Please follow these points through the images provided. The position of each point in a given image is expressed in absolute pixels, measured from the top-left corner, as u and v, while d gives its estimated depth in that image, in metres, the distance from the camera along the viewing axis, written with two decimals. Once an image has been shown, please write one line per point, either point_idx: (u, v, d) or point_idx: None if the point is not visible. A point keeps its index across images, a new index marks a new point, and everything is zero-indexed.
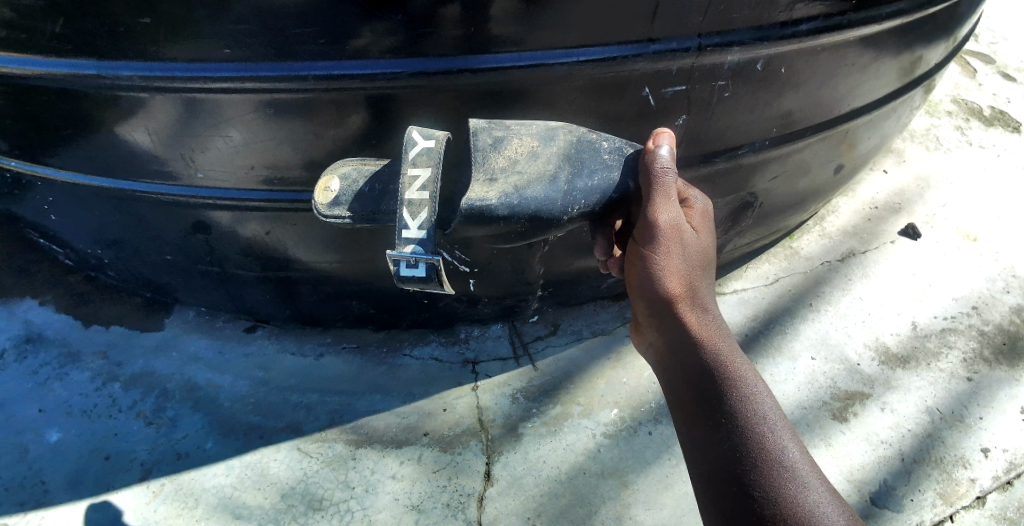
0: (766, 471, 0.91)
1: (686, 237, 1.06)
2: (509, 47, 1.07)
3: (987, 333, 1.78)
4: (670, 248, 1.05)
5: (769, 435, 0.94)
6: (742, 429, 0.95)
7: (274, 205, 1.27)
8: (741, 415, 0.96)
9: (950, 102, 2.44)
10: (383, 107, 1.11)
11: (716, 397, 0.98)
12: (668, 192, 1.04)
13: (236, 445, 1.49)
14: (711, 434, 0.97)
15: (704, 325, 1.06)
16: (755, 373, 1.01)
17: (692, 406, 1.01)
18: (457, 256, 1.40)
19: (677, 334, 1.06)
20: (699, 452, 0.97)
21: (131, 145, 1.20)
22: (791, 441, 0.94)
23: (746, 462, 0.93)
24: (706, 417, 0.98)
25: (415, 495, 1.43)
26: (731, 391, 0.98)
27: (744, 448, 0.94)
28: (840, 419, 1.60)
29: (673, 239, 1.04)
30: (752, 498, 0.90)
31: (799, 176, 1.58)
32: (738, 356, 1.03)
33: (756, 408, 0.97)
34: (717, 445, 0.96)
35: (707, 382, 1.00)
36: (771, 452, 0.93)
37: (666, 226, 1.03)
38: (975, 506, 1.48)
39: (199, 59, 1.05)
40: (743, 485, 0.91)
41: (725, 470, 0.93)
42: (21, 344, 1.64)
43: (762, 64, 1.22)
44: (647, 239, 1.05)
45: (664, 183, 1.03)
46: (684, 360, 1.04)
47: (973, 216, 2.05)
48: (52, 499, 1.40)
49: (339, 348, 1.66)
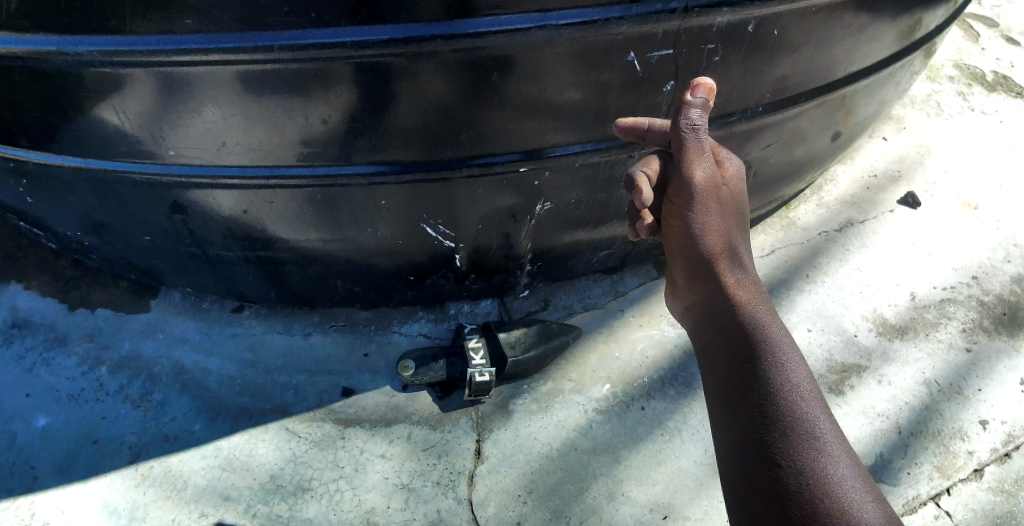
0: (796, 442, 0.89)
1: (722, 199, 1.12)
2: (487, 11, 1.02)
3: (987, 303, 1.75)
4: (709, 206, 1.10)
5: (800, 407, 0.92)
6: (775, 395, 0.94)
7: (250, 182, 1.24)
8: (774, 381, 0.95)
9: (952, 67, 2.38)
10: (354, 78, 1.07)
11: (750, 358, 0.98)
12: (702, 150, 1.09)
13: (225, 426, 1.47)
14: (740, 397, 0.95)
15: (740, 286, 1.07)
16: (790, 343, 1.00)
17: (725, 364, 1.00)
18: (441, 232, 1.39)
19: (716, 290, 1.08)
20: (727, 413, 0.96)
21: (101, 124, 1.16)
22: (822, 415, 0.92)
23: (775, 429, 0.91)
24: (736, 378, 0.97)
25: (405, 474, 1.41)
26: (764, 354, 0.98)
27: (775, 413, 0.92)
28: (837, 393, 1.57)
29: (710, 199, 1.10)
30: (778, 466, 0.88)
31: (794, 145, 1.54)
32: (775, 321, 1.03)
33: (790, 377, 0.95)
34: (745, 408, 0.94)
35: (742, 343, 1.00)
36: (802, 423, 0.91)
37: (702, 185, 1.09)
38: (972, 479, 1.46)
39: (164, 32, 1.01)
40: (769, 453, 0.89)
41: (752, 433, 0.91)
42: (8, 329, 1.62)
43: (753, 26, 1.17)
44: (685, 198, 1.11)
45: (698, 141, 1.09)
46: (719, 320, 1.05)
47: (974, 184, 2.01)
48: (42, 485, 1.39)
49: (327, 327, 1.64)
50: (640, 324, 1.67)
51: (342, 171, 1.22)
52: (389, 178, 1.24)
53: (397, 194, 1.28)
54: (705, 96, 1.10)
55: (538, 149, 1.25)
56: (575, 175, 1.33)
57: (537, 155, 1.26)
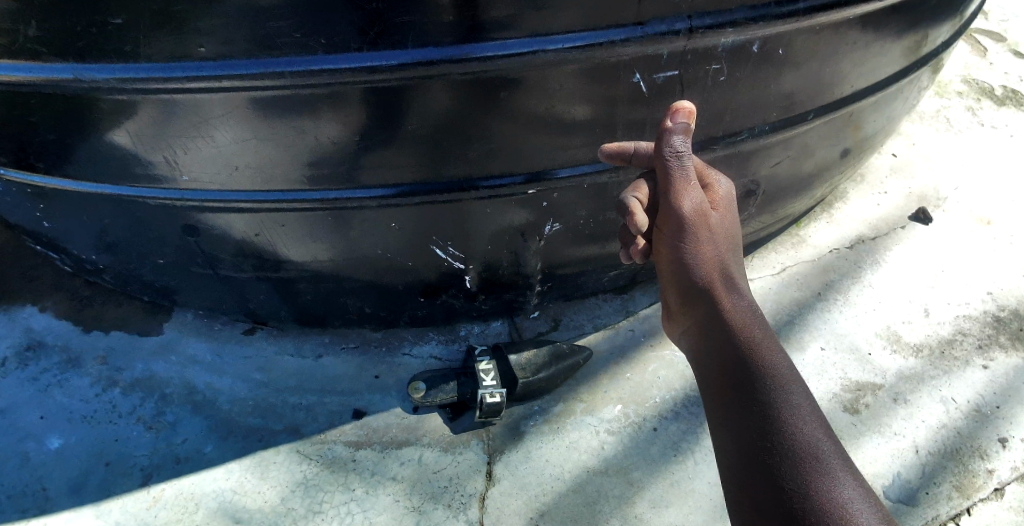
0: (798, 463, 0.90)
1: (711, 224, 1.12)
2: (494, 34, 1.03)
3: (1003, 319, 1.73)
4: (699, 233, 1.10)
5: (801, 428, 0.93)
6: (776, 418, 0.95)
7: (262, 205, 1.26)
8: (774, 404, 0.96)
9: (960, 82, 2.38)
10: (366, 101, 1.08)
11: (749, 382, 0.99)
12: (688, 178, 1.09)
13: (237, 447, 1.47)
14: (740, 421, 0.97)
15: (737, 309, 1.08)
16: (787, 362, 1.02)
17: (725, 391, 1.01)
18: (450, 253, 1.40)
19: (711, 316, 1.09)
20: (729, 439, 0.97)
21: (117, 148, 1.17)
22: (823, 434, 0.93)
23: (777, 452, 0.92)
24: (737, 404, 0.98)
25: (416, 497, 1.40)
26: (762, 377, 0.99)
27: (777, 436, 0.93)
28: (852, 411, 1.55)
29: (699, 227, 1.10)
30: (783, 490, 0.89)
31: (803, 161, 1.54)
32: (772, 341, 1.04)
33: (790, 398, 0.97)
34: (748, 434, 0.95)
35: (740, 366, 1.01)
36: (803, 444, 0.92)
37: (691, 214, 1.09)
38: (992, 499, 1.44)
39: (178, 58, 1.02)
40: (773, 477, 0.90)
41: (756, 459, 0.92)
42: (23, 351, 1.63)
43: (759, 44, 1.18)
44: (674, 228, 1.10)
45: (682, 169, 1.09)
46: (716, 345, 1.06)
47: (986, 199, 2.00)
48: (54, 506, 1.39)
49: (338, 348, 1.64)
50: (652, 344, 1.67)
51: (353, 193, 1.24)
52: (401, 200, 1.25)
53: (407, 215, 1.29)
54: (685, 121, 1.10)
55: (545, 169, 1.25)
56: (583, 194, 1.34)
57: (545, 175, 1.27)
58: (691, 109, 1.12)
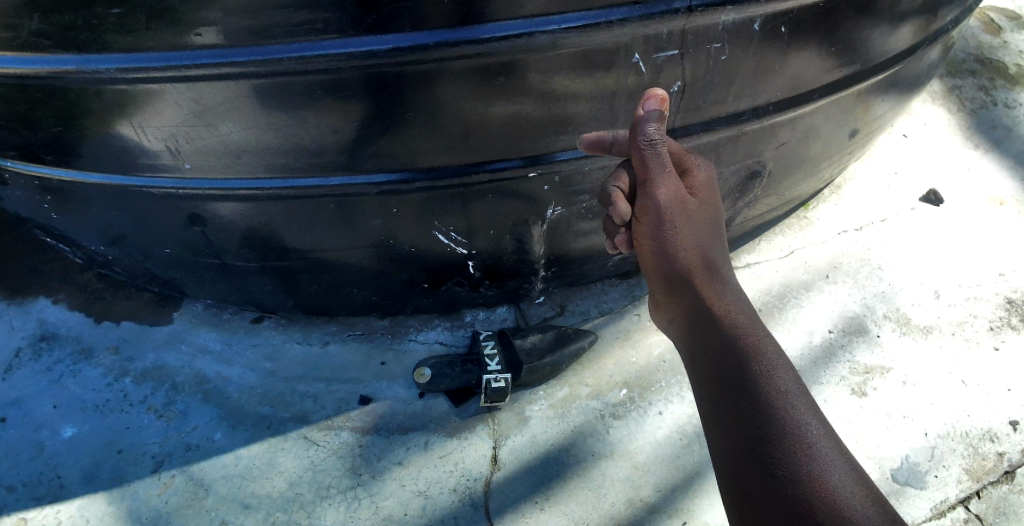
0: (788, 449, 0.91)
1: (691, 210, 1.12)
2: (488, 18, 1.02)
3: (1015, 301, 1.71)
4: (678, 221, 1.10)
5: (791, 414, 0.94)
6: (766, 405, 0.95)
7: (264, 192, 1.26)
8: (763, 391, 0.96)
9: (974, 61, 2.33)
10: (363, 87, 1.08)
11: (737, 370, 0.99)
12: (663, 165, 1.09)
13: (246, 435, 1.49)
14: (731, 409, 0.96)
15: (720, 296, 1.08)
16: (775, 346, 1.02)
17: (713, 379, 1.01)
18: (452, 238, 1.39)
19: (696, 305, 1.08)
20: (720, 429, 0.97)
21: (121, 139, 1.18)
22: (812, 417, 0.94)
23: (768, 440, 0.92)
24: (725, 393, 0.98)
25: (422, 481, 1.42)
26: (750, 364, 0.99)
27: (767, 423, 0.93)
28: (860, 394, 1.53)
29: (678, 215, 1.09)
30: (774, 477, 0.89)
31: (810, 142, 1.52)
32: (757, 327, 1.05)
33: (778, 383, 0.97)
34: (738, 423, 0.95)
35: (727, 354, 1.01)
36: (794, 431, 0.92)
37: (668, 202, 1.09)
38: (1002, 482, 1.44)
39: (176, 48, 1.03)
40: (765, 467, 0.90)
41: (748, 450, 0.92)
42: (36, 342, 1.65)
43: (760, 23, 1.16)
44: (653, 217, 1.10)
45: (657, 156, 1.08)
46: (702, 332, 1.06)
47: (998, 180, 1.97)
48: (68, 493, 1.41)
49: (345, 336, 1.65)
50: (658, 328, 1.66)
51: (353, 181, 1.24)
52: (401, 186, 1.25)
53: (409, 202, 1.29)
54: (658, 107, 1.08)
55: (544, 153, 1.25)
56: (584, 177, 1.33)
57: (545, 159, 1.26)
58: (665, 95, 1.10)
